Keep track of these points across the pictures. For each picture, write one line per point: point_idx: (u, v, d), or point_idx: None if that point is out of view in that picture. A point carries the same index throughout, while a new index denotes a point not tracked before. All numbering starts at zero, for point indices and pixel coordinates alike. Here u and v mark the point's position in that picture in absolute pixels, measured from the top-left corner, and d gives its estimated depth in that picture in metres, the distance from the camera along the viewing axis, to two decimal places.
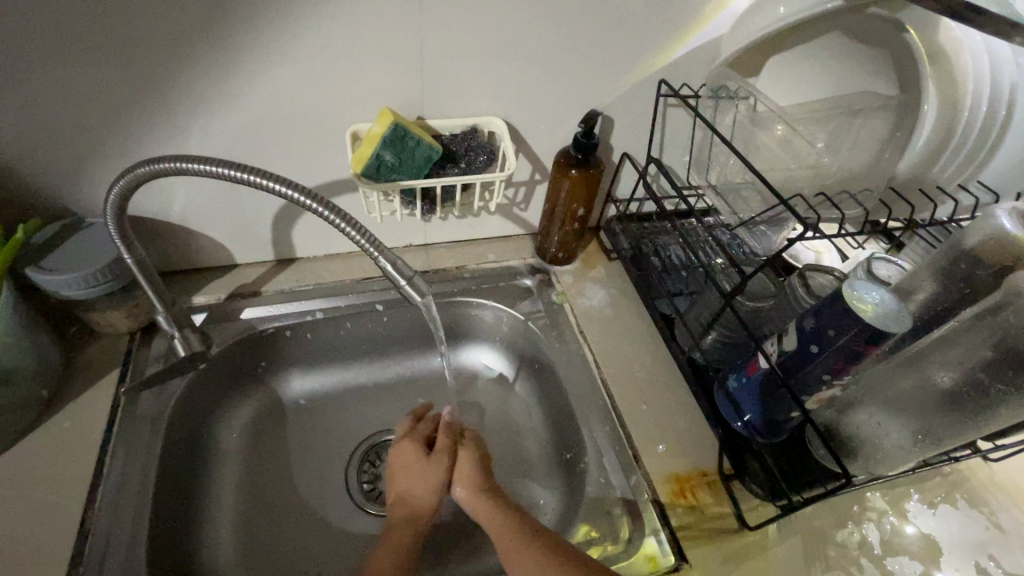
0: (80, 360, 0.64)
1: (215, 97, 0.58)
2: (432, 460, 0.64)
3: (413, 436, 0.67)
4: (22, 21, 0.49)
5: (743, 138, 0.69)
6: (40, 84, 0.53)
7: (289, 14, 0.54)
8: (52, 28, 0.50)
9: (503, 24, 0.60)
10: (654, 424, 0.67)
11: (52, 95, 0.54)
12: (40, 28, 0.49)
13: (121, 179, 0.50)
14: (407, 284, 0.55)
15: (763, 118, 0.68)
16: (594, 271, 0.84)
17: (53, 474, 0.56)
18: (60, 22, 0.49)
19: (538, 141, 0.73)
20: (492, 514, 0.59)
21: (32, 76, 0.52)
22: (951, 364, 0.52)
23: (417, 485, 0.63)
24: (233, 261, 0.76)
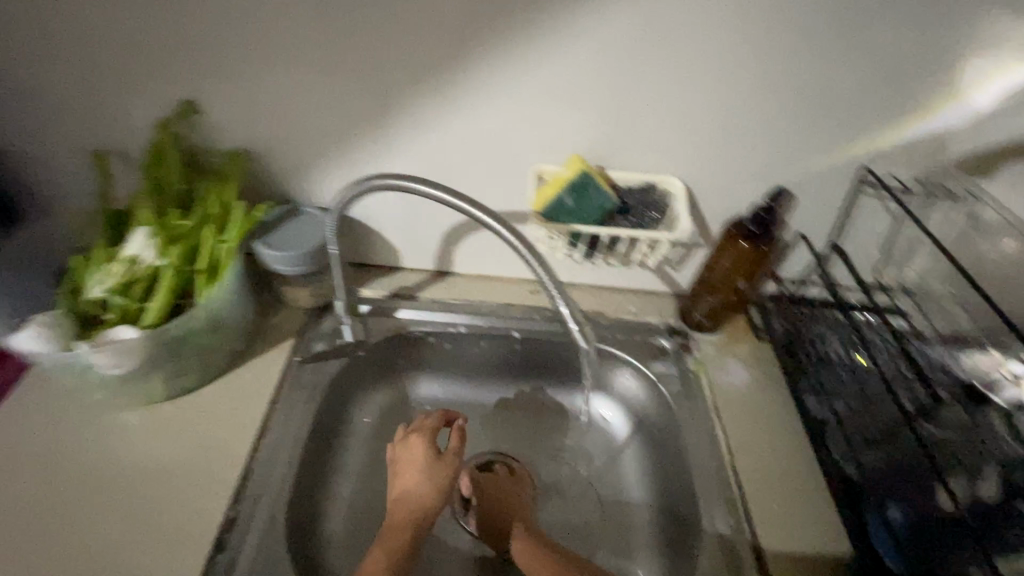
0: (266, 324, 0.74)
1: (430, 123, 0.66)
2: (442, 460, 0.64)
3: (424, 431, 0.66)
4: (311, 41, 0.60)
5: (957, 240, 0.66)
6: (306, 93, 0.64)
7: (514, 58, 0.60)
8: (330, 50, 0.60)
9: (707, 90, 0.61)
10: (786, 532, 0.61)
11: (311, 102, 0.64)
12: (321, 48, 0.60)
13: (351, 188, 0.59)
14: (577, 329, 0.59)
15: (989, 226, 0.64)
16: (739, 348, 0.79)
17: (231, 416, 0.65)
18: (336, 45, 0.60)
19: (711, 207, 0.71)
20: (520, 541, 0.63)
21: (302, 85, 0.63)
22: None
23: (421, 481, 0.62)
24: (399, 264, 0.84)
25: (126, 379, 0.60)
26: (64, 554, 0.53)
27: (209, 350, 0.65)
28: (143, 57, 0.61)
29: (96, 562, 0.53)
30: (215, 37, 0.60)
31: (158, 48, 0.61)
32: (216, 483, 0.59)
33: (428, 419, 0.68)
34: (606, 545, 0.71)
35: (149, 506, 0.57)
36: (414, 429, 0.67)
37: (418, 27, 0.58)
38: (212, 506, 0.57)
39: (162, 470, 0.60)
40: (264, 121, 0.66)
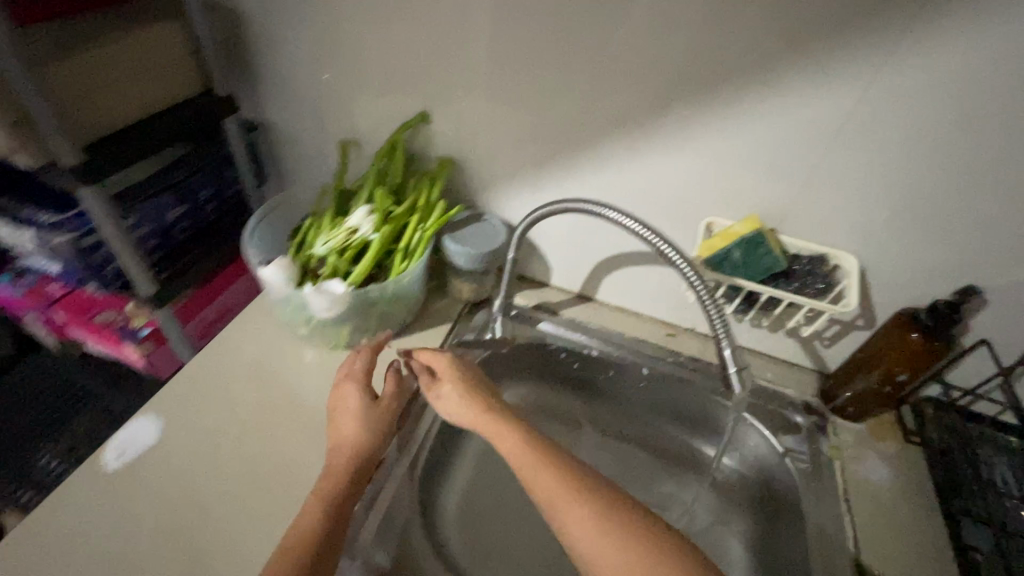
0: (429, 307, 0.85)
1: (618, 162, 0.73)
2: (377, 406, 0.63)
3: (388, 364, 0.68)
4: (539, 77, 0.69)
5: None
6: (520, 120, 0.73)
7: (717, 117, 0.64)
8: (553, 87, 0.69)
9: (913, 175, 0.60)
10: None
11: (521, 128, 0.74)
12: (545, 83, 0.69)
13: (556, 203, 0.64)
14: (734, 375, 0.65)
15: None
16: (883, 444, 0.74)
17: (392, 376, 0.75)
18: (558, 83, 0.68)
19: (882, 291, 0.70)
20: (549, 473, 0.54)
21: (518, 113, 0.73)
22: None
23: (357, 426, 0.61)
24: (548, 280, 0.91)
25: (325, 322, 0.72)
26: (255, 452, 0.64)
27: (388, 317, 0.77)
28: (400, 72, 0.75)
29: (277, 465, 0.63)
30: (460, 67, 0.72)
31: (414, 68, 0.74)
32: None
33: (354, 360, 0.66)
34: None
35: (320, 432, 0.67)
36: (345, 374, 0.65)
37: (636, 78, 0.64)
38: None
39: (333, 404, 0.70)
40: (477, 137, 0.77)
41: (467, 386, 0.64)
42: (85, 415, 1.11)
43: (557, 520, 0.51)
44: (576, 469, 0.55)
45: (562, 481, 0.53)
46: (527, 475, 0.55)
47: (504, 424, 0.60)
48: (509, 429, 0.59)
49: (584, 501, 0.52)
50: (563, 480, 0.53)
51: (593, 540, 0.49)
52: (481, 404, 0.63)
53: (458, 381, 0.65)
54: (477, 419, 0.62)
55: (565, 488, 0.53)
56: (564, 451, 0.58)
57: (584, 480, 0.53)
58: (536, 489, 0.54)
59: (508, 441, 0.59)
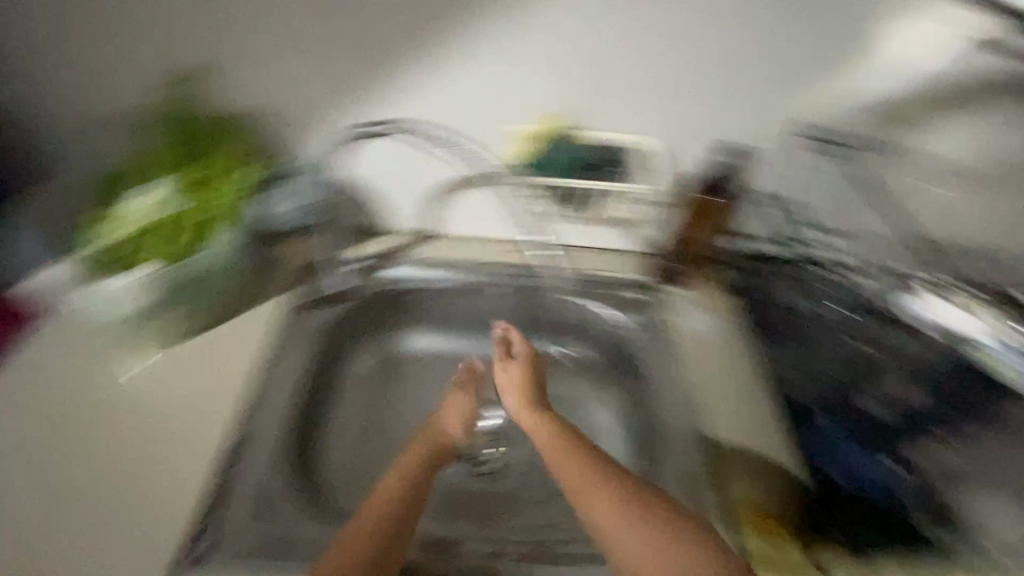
0: (261, 280, 0.79)
1: (425, 82, 0.74)
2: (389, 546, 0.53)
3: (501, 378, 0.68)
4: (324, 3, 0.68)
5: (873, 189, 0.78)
6: (314, 53, 0.71)
7: (505, 22, 0.69)
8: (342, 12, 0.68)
9: (668, 55, 0.71)
10: (742, 451, 0.66)
11: (316, 62, 0.71)
12: (332, 8, 0.68)
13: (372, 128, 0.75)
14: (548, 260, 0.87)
15: (896, 166, 0.76)
16: (707, 301, 0.83)
17: (233, 354, 0.70)
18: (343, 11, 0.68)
19: (672, 163, 0.79)
20: (578, 468, 0.55)
21: (310, 45, 0.70)
22: None
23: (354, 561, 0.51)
24: (383, 226, 0.88)
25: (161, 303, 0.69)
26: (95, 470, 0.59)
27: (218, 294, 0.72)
28: (170, 18, 0.69)
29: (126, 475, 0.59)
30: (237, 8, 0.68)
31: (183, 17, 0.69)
32: (227, 411, 0.65)
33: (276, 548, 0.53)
34: None
35: (168, 432, 0.62)
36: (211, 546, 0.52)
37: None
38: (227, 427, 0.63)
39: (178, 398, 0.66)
40: (270, 80, 0.72)
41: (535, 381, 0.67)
42: None
43: (574, 495, 0.54)
44: (645, 491, 0.53)
45: (586, 471, 0.55)
46: (552, 462, 0.57)
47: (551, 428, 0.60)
48: (551, 421, 0.61)
49: (608, 488, 0.53)
50: (584, 471, 0.55)
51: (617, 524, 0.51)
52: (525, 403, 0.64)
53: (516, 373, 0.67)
54: (522, 415, 0.63)
55: (586, 476, 0.54)
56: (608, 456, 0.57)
57: (628, 481, 0.54)
58: (568, 483, 0.55)
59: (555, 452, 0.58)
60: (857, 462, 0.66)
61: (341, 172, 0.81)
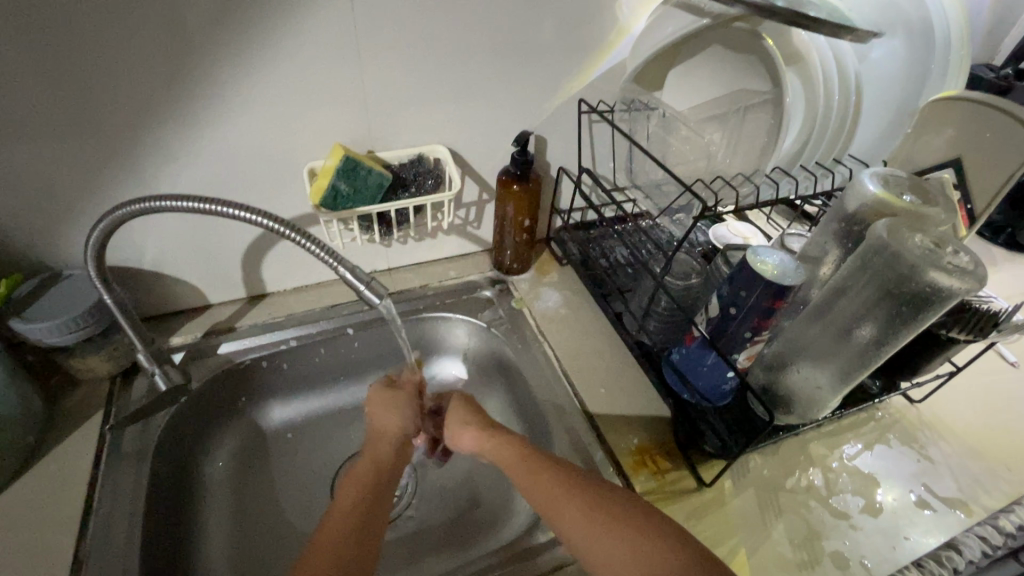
0: (63, 408, 0.67)
1: (183, 146, 0.65)
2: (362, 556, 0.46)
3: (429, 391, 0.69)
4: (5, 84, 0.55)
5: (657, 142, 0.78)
6: (30, 144, 0.59)
7: (245, 63, 0.62)
8: (37, 91, 0.56)
9: (437, 62, 0.69)
10: (612, 405, 0.72)
11: (40, 154, 0.60)
12: (23, 90, 0.56)
13: (143, 203, 0.54)
14: (366, 290, 0.60)
15: (671, 123, 0.76)
16: (549, 278, 0.90)
17: (43, 511, 0.58)
18: (42, 87, 0.56)
19: (479, 163, 0.81)
20: (549, 477, 0.54)
21: (18, 135, 0.58)
22: (862, 314, 0.58)
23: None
24: (207, 300, 0.80)
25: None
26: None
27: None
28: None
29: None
30: None
31: None
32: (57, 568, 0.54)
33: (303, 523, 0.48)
34: (488, 490, 0.77)
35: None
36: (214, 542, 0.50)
37: (129, 54, 0.57)
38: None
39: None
40: None
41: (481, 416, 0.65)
42: None
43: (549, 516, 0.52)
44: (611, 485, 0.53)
45: (557, 481, 0.54)
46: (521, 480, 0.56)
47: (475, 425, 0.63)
48: (510, 437, 0.61)
49: (578, 492, 0.52)
50: (556, 481, 0.54)
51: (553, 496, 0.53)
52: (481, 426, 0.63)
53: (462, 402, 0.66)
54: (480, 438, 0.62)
55: (557, 486, 0.53)
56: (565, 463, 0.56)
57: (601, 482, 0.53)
58: (538, 499, 0.53)
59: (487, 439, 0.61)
60: (704, 378, 0.66)
61: (131, 263, 0.72)
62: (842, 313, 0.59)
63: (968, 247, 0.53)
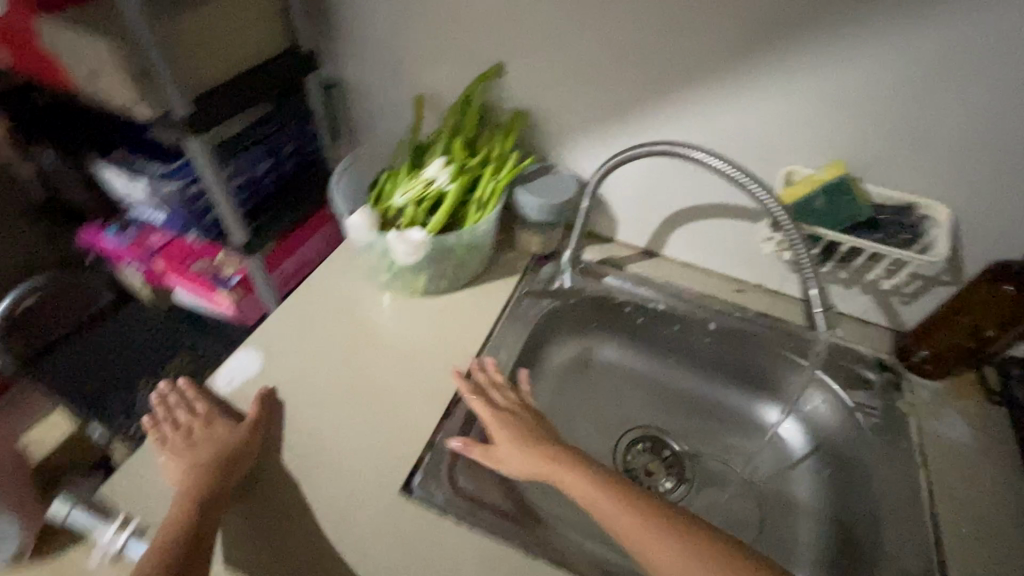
0: (496, 259, 0.88)
1: (702, 109, 0.72)
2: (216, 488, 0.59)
3: (488, 421, 0.66)
4: (631, 22, 0.67)
5: None
6: (606, 70, 0.73)
7: (815, 56, 0.63)
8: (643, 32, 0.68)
9: (1021, 120, 0.59)
10: None
11: (605, 79, 0.74)
12: (632, 30, 0.68)
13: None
14: None
15: None
16: (962, 403, 0.72)
17: (468, 324, 0.79)
18: (646, 30, 0.67)
19: (972, 241, 0.68)
20: (618, 503, 0.56)
21: (606, 62, 0.72)
22: None
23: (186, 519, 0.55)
24: (613, 236, 0.92)
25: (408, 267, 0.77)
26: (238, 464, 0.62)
27: (462, 265, 0.80)
28: (485, 24, 0.75)
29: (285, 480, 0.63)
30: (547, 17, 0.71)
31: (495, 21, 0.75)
32: (399, 383, 0.72)
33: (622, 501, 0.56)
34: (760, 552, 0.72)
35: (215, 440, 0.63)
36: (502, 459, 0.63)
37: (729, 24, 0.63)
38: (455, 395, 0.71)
39: (427, 347, 0.76)
40: (556, 88, 0.77)
41: (519, 426, 0.66)
42: (176, 361, 1.13)
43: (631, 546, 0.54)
44: (655, 505, 0.56)
45: (622, 506, 0.56)
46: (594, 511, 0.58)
47: (603, 489, 0.58)
48: (557, 461, 0.61)
49: (644, 522, 0.54)
50: (624, 508, 0.56)
51: (645, 542, 0.53)
52: (540, 451, 0.63)
53: (512, 437, 0.64)
54: (544, 467, 0.61)
55: (613, 503, 0.57)
56: (630, 483, 0.59)
57: (656, 509, 0.56)
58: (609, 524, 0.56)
59: (600, 494, 0.57)
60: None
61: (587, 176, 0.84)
62: None
63: None
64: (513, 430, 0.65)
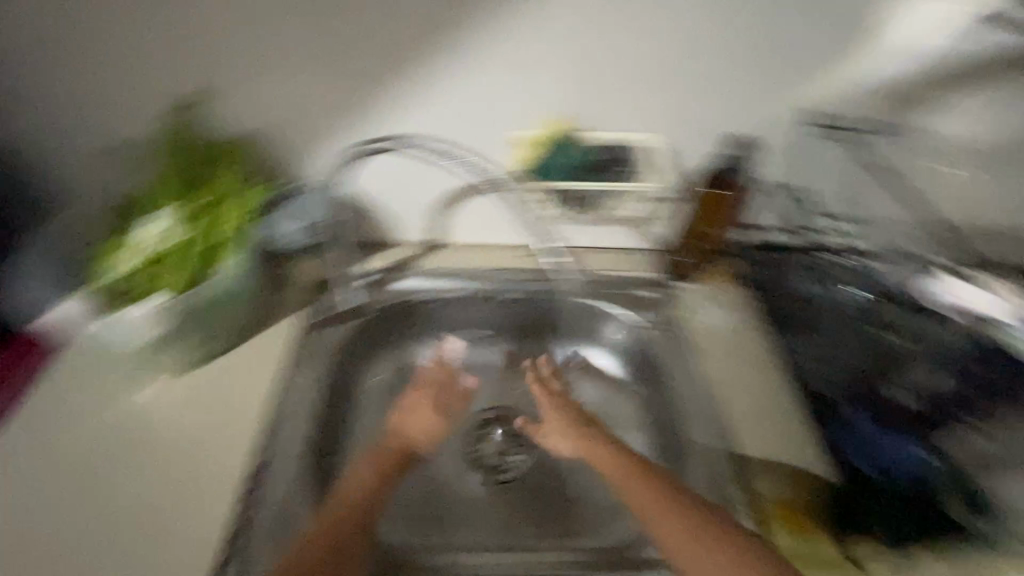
0: (269, 302, 0.78)
1: (418, 94, 0.72)
2: None
3: (546, 416, 0.73)
4: (329, 7, 0.67)
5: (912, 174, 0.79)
6: (318, 63, 0.70)
7: (495, 28, 0.68)
8: (335, 34, 0.68)
9: (665, 50, 0.70)
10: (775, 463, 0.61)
11: (321, 73, 0.71)
12: (324, 31, 0.68)
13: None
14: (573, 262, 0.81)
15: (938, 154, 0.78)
16: (719, 293, 0.81)
17: (242, 383, 0.69)
18: (340, 31, 0.68)
19: (677, 156, 0.78)
20: (633, 478, 0.61)
21: (311, 66, 0.70)
22: None
23: None
24: (390, 241, 0.87)
25: (166, 337, 0.68)
26: (14, 547, 0.53)
27: (222, 319, 0.70)
28: (170, 53, 0.69)
29: (58, 546, 0.53)
30: (235, 35, 0.68)
31: (180, 47, 0.69)
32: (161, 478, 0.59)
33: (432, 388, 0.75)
34: (604, 493, 0.73)
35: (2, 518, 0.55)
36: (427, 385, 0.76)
37: (411, 14, 0.67)
38: (248, 448, 0.61)
39: (201, 418, 0.65)
40: (270, 105, 0.73)
41: (580, 423, 0.70)
42: None
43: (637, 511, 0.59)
44: (657, 470, 0.62)
45: (643, 484, 0.60)
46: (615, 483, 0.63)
47: (617, 457, 0.64)
48: (599, 442, 0.67)
49: (651, 488, 0.59)
50: (635, 475, 0.61)
51: (662, 518, 0.57)
52: (577, 429, 0.70)
53: (557, 420, 0.71)
54: (578, 438, 0.69)
55: (634, 476, 0.61)
56: (650, 462, 0.63)
57: (657, 474, 0.61)
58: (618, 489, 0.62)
59: (613, 464, 0.64)
60: (888, 450, 0.60)
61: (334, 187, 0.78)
62: None
63: None
64: (566, 416, 0.71)
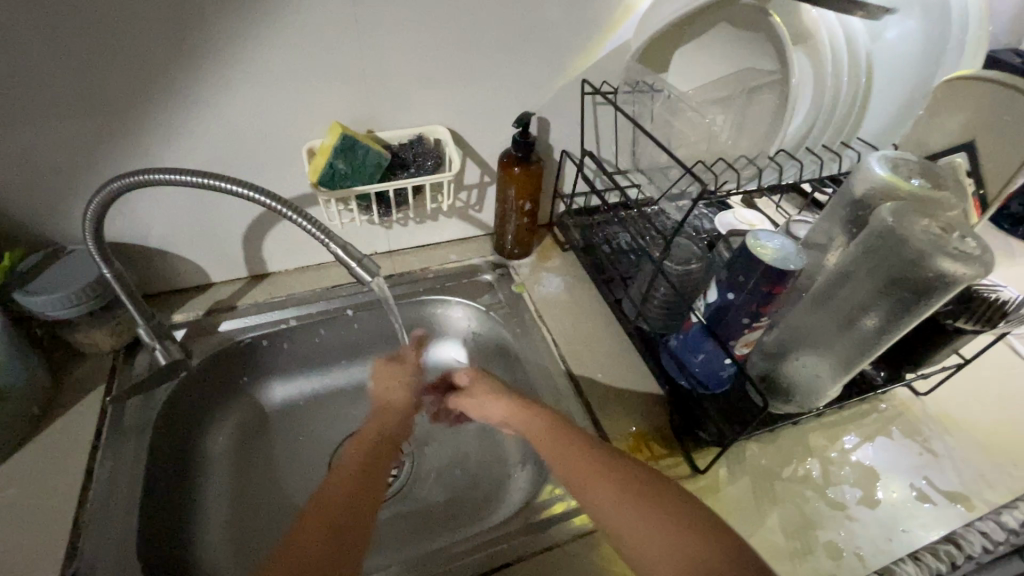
0: (65, 381, 0.69)
1: (182, 123, 0.65)
2: None
3: (478, 390, 0.66)
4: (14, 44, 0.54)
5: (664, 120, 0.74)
6: (34, 116, 0.59)
7: (247, 42, 0.61)
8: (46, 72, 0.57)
9: (438, 44, 0.68)
10: (616, 405, 0.69)
11: (46, 124, 0.60)
12: (29, 72, 0.56)
13: (140, 175, 0.54)
14: (356, 265, 0.60)
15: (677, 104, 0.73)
16: (550, 263, 0.89)
17: (45, 484, 0.59)
18: (53, 70, 0.57)
19: (480, 143, 0.80)
20: (611, 481, 0.49)
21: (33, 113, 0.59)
22: (871, 296, 0.55)
23: None
24: (209, 280, 0.81)
25: None
26: None
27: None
28: None
29: None
30: None
31: None
32: None
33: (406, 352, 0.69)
34: (485, 470, 0.78)
35: None
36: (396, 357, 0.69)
37: (137, 37, 0.58)
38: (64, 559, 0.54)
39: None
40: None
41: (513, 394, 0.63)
42: None
43: (610, 522, 0.47)
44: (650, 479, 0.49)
45: (623, 489, 0.48)
46: (592, 487, 0.49)
47: (586, 456, 0.52)
48: (569, 440, 0.54)
49: (639, 503, 0.47)
50: (613, 480, 0.49)
51: (647, 534, 0.45)
52: (528, 413, 0.59)
53: (490, 392, 0.64)
54: (539, 434, 0.56)
55: (616, 482, 0.49)
56: (627, 461, 0.51)
57: (646, 478, 0.49)
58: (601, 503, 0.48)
59: (592, 470, 0.50)
60: (709, 368, 0.65)
61: (123, 239, 0.72)
62: (847, 299, 0.57)
63: (976, 232, 0.51)
64: (490, 383, 0.66)
